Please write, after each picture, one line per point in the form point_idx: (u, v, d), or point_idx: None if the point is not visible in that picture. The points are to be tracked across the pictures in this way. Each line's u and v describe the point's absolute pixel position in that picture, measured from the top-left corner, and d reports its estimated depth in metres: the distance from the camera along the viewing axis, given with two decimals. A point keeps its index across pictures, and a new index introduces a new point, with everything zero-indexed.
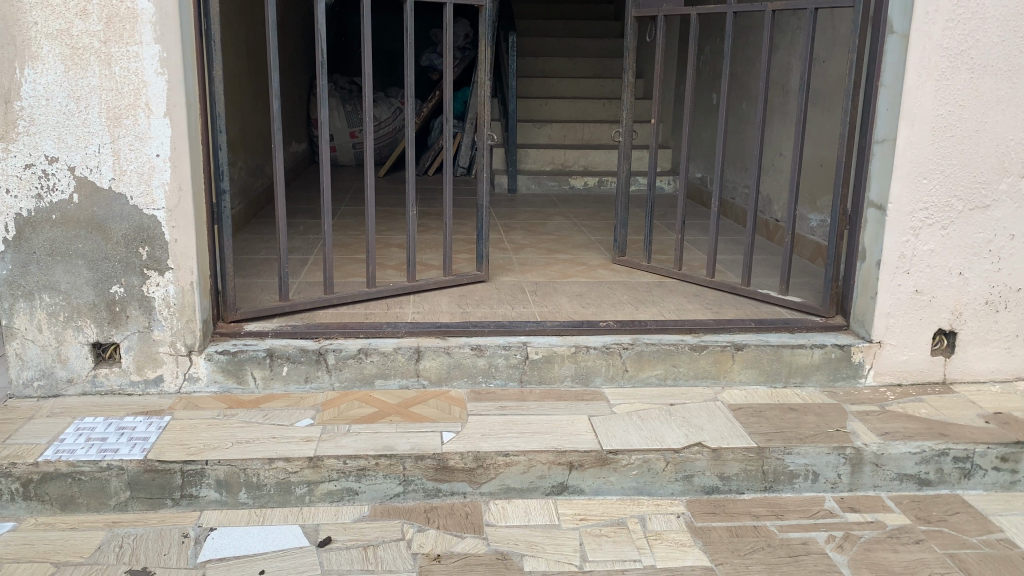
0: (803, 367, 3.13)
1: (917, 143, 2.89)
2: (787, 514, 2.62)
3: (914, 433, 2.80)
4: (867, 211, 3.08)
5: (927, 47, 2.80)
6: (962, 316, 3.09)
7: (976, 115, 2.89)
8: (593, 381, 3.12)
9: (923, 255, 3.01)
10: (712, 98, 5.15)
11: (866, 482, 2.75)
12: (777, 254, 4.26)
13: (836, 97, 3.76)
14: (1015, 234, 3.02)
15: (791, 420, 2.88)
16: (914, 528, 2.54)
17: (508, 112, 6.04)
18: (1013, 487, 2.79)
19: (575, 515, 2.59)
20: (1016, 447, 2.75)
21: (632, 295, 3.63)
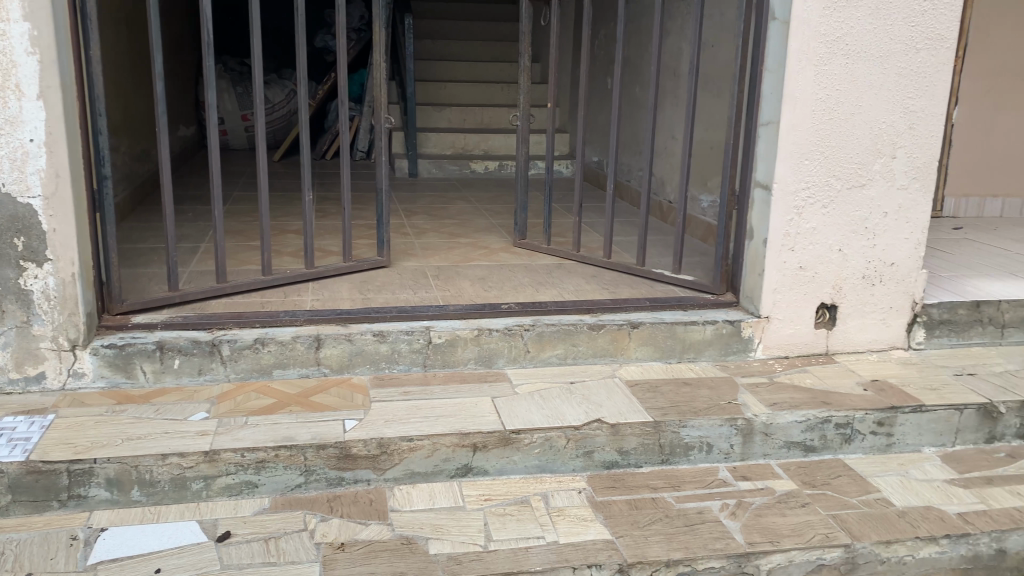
0: (696, 343, 3.24)
1: (799, 125, 3.02)
2: (683, 485, 2.72)
3: (800, 402, 2.94)
4: (755, 191, 3.21)
5: (806, 34, 2.93)
6: (842, 290, 3.26)
7: (851, 99, 3.04)
8: (496, 363, 3.14)
9: (806, 233, 3.15)
10: (607, 83, 5.23)
11: (757, 451, 2.88)
12: (670, 234, 4.38)
13: (723, 81, 3.88)
14: (888, 212, 3.20)
15: (686, 394, 2.99)
16: (800, 492, 2.68)
17: (406, 95, 5.97)
18: (889, 450, 2.96)
19: (480, 496, 2.61)
20: (891, 412, 2.92)
21: (533, 277, 3.67)
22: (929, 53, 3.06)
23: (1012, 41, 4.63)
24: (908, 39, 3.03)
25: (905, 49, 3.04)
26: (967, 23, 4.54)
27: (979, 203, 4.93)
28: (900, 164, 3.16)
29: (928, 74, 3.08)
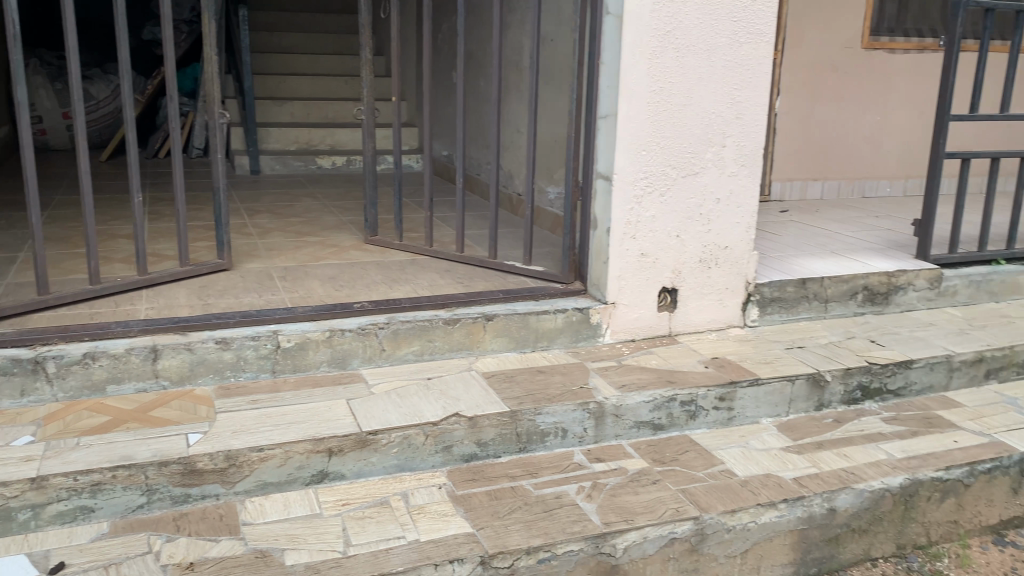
0: (548, 332, 3.30)
1: (635, 118, 3.13)
2: (540, 472, 2.76)
3: (647, 383, 3.05)
4: (597, 182, 3.30)
5: (638, 28, 3.03)
6: (682, 274, 3.40)
7: (683, 91, 3.18)
8: (350, 364, 3.08)
9: (646, 221, 3.27)
10: (451, 76, 5.23)
11: (609, 433, 2.97)
12: (520, 226, 4.43)
13: (563, 73, 3.97)
14: (720, 198, 3.37)
15: (540, 381, 3.04)
16: (651, 470, 2.78)
17: (244, 90, 5.73)
18: (730, 423, 3.12)
19: (337, 501, 2.55)
20: (730, 387, 3.07)
21: (385, 274, 3.62)
22: (751, 47, 3.24)
23: (823, 36, 4.98)
24: (732, 34, 3.19)
25: (729, 43, 3.20)
26: (784, 19, 4.84)
27: (802, 187, 5.27)
28: (729, 152, 3.33)
29: (750, 67, 3.26)
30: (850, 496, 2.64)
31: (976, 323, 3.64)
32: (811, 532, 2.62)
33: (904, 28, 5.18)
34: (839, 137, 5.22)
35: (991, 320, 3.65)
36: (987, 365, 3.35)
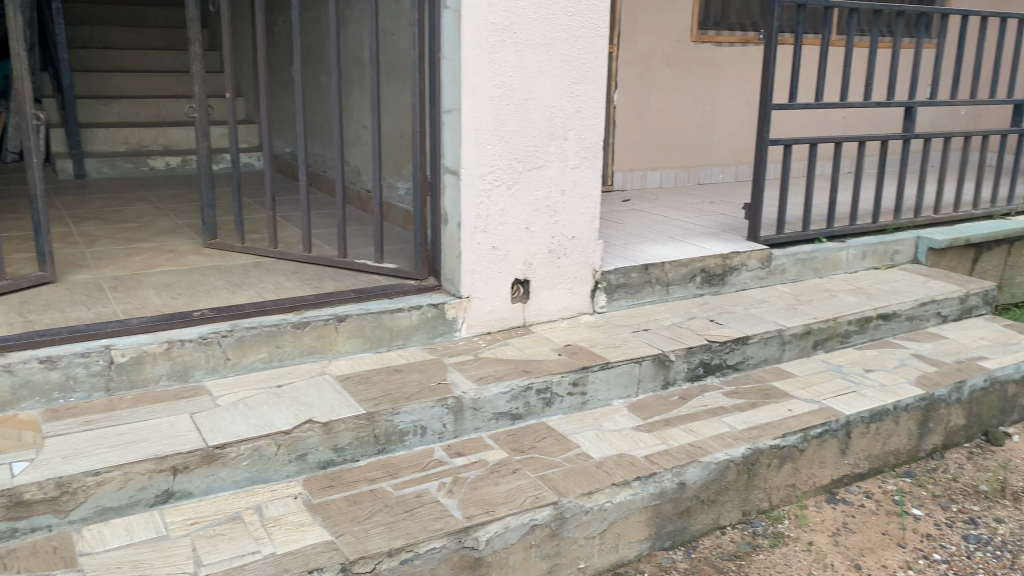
0: (402, 329, 3.27)
1: (479, 112, 3.13)
2: (400, 472, 2.73)
3: (503, 374, 3.07)
4: (445, 177, 3.29)
5: (477, 22, 3.04)
6: (533, 265, 3.44)
7: (524, 85, 3.21)
8: (193, 376, 2.93)
9: (496, 214, 3.28)
10: (290, 71, 5.06)
11: (468, 426, 2.97)
12: (369, 223, 4.36)
13: (404, 68, 3.93)
14: (565, 190, 3.44)
15: (396, 381, 3.00)
16: (511, 460, 2.80)
17: (62, 87, 5.33)
18: (584, 407, 3.19)
19: (185, 521, 2.42)
20: (583, 372, 3.15)
21: (228, 279, 3.46)
22: (586, 41, 3.32)
23: (655, 30, 5.18)
24: (568, 29, 3.26)
25: (566, 37, 3.26)
26: (618, 13, 5.01)
27: (643, 175, 5.46)
28: (571, 145, 3.40)
29: (586, 61, 3.34)
30: (698, 469, 2.75)
31: (803, 298, 3.88)
32: (663, 507, 2.72)
33: (728, 22, 5.49)
34: (674, 127, 5.46)
35: (816, 295, 3.92)
36: (814, 337, 3.59)
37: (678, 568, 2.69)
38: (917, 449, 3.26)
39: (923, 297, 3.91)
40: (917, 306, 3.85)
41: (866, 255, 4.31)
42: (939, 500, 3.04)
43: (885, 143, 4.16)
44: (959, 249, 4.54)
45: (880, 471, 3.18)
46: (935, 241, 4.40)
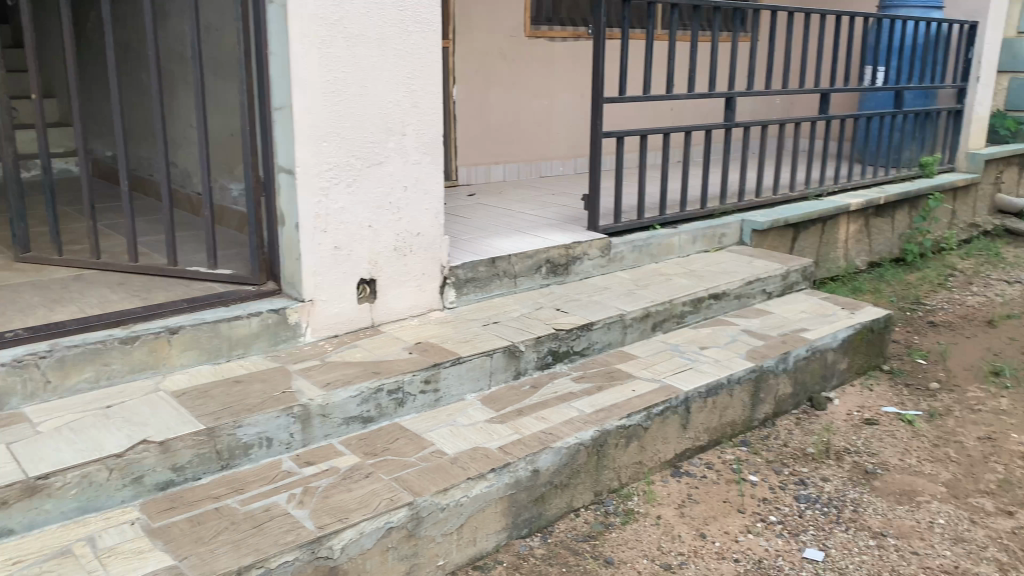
0: (243, 338, 3.13)
1: (311, 108, 3.04)
2: (247, 486, 2.61)
3: (352, 377, 2.98)
4: (279, 176, 3.18)
5: (304, 17, 2.95)
6: (378, 264, 3.38)
7: (357, 80, 3.15)
8: (8, 403, 2.68)
9: (336, 213, 3.20)
10: (106, 69, 4.74)
11: (318, 434, 2.87)
12: (201, 228, 4.15)
13: (229, 64, 3.76)
14: (406, 186, 3.40)
15: (238, 392, 2.87)
16: (363, 464, 2.73)
17: None
18: (438, 404, 3.13)
19: (6, 561, 2.21)
20: (434, 369, 3.08)
21: (44, 295, 3.19)
22: (419, 36, 3.29)
23: (489, 25, 5.24)
24: (400, 23, 3.22)
25: (398, 32, 3.22)
26: (452, 9, 5.02)
27: (486, 169, 5.49)
28: (410, 140, 3.37)
29: (421, 56, 3.32)
30: (550, 456, 2.80)
31: (642, 283, 4.03)
32: (518, 495, 2.75)
33: (559, 18, 5.63)
34: (513, 121, 5.53)
35: (653, 279, 4.07)
36: (653, 319, 3.74)
37: (536, 555, 2.73)
38: (750, 418, 3.46)
39: (750, 275, 4.16)
40: (744, 285, 4.09)
41: (698, 240, 4.54)
42: (772, 465, 3.25)
43: (709, 132, 4.38)
44: (780, 230, 4.86)
45: (719, 443, 3.36)
46: (758, 223, 4.69)
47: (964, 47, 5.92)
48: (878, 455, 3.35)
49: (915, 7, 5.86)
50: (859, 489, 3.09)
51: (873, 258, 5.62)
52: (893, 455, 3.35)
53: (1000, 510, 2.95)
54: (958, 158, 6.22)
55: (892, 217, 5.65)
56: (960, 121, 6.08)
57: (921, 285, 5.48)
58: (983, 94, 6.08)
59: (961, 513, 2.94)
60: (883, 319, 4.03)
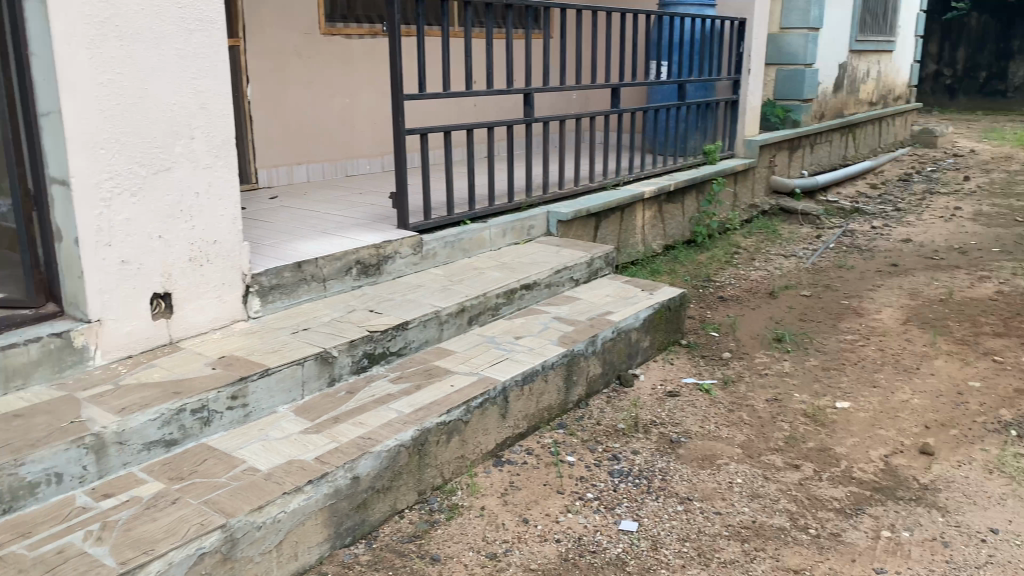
0: (21, 367, 2.83)
1: (84, 114, 2.81)
2: (35, 530, 2.37)
3: (151, 399, 2.78)
4: (52, 188, 2.91)
5: (68, 15, 2.71)
6: (172, 277, 3.18)
7: (135, 82, 2.94)
8: None
9: (120, 225, 2.98)
10: None
11: (114, 464, 2.66)
12: None
13: None
14: (199, 192, 3.23)
15: (17, 428, 2.59)
16: (169, 490, 2.56)
17: None
18: (248, 419, 2.99)
19: None
20: (241, 383, 2.94)
21: None
22: (202, 34, 3.12)
23: (282, 24, 5.09)
24: (179, 21, 3.04)
25: (178, 31, 3.04)
26: (240, 6, 4.83)
27: (288, 170, 5.31)
28: (199, 144, 3.19)
29: (205, 55, 3.15)
30: (370, 460, 2.73)
31: (454, 278, 4.05)
32: (339, 504, 2.67)
33: (355, 15, 5.56)
34: (314, 120, 5.39)
35: (465, 274, 4.11)
36: (468, 314, 3.76)
37: (361, 562, 2.67)
38: (565, 402, 3.58)
39: (557, 265, 4.29)
40: (553, 274, 4.22)
41: (507, 232, 4.63)
42: (586, 444, 3.38)
43: (510, 127, 4.47)
44: (583, 219, 5.06)
45: (537, 428, 3.45)
46: (562, 214, 4.86)
47: (735, 43, 6.42)
48: (681, 424, 3.57)
49: (691, 5, 6.29)
50: (666, 459, 3.28)
51: (669, 241, 5.98)
52: (695, 423, 3.59)
53: (788, 464, 3.24)
54: (737, 145, 6.75)
55: (683, 201, 6.04)
56: (736, 112, 6.60)
57: (711, 264, 5.90)
58: (754, 86, 6.63)
59: (756, 471, 3.19)
60: (678, 297, 4.30)
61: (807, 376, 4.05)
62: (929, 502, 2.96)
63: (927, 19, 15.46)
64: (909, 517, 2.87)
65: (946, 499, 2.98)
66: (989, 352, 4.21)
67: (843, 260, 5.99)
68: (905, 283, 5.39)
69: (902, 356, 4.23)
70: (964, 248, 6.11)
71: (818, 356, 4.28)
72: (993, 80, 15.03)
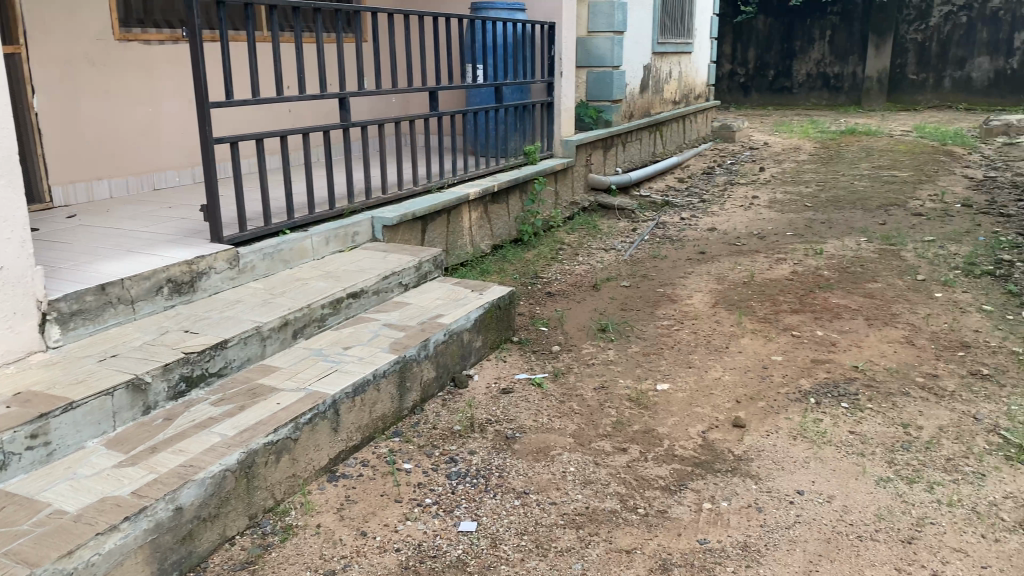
0: None
1: None
2: None
3: None
4: None
5: None
6: None
7: None
8: None
9: None
10: None
11: None
12: None
13: None
14: None
15: None
16: None
17: None
18: (52, 459, 2.73)
19: None
20: (41, 421, 2.66)
21: None
22: None
23: (69, 28, 4.73)
24: None
25: None
26: (19, 9, 4.44)
27: (87, 187, 4.92)
28: None
29: None
30: (193, 489, 2.58)
31: (277, 291, 3.91)
32: (162, 539, 2.49)
33: (152, 19, 5.26)
34: (112, 132, 5.04)
35: (288, 286, 3.97)
36: (293, 327, 3.65)
37: None
38: (399, 409, 3.55)
39: (384, 270, 4.24)
40: (380, 281, 4.17)
41: (330, 240, 4.53)
42: (423, 450, 3.37)
43: (326, 133, 4.37)
44: (408, 224, 5.04)
45: (372, 438, 3.40)
46: (386, 219, 4.81)
47: (547, 46, 6.61)
48: (515, 420, 3.64)
49: (501, 9, 6.40)
50: (502, 456, 3.33)
51: (496, 241, 6.08)
52: (528, 417, 3.66)
53: (616, 449, 3.37)
54: (555, 145, 6.95)
55: (507, 202, 6.15)
56: (553, 113, 6.80)
57: (537, 261, 6.05)
58: (567, 88, 6.86)
59: (587, 458, 3.30)
60: (507, 295, 4.37)
61: (630, 363, 4.24)
62: (744, 471, 3.18)
63: (720, 21, 16.58)
64: (726, 487, 3.07)
65: (758, 467, 3.21)
66: (788, 327, 4.58)
67: (657, 250, 6.32)
68: (713, 268, 5.76)
69: (713, 337, 4.51)
70: (762, 233, 6.61)
71: (639, 343, 4.49)
72: (780, 78, 16.36)
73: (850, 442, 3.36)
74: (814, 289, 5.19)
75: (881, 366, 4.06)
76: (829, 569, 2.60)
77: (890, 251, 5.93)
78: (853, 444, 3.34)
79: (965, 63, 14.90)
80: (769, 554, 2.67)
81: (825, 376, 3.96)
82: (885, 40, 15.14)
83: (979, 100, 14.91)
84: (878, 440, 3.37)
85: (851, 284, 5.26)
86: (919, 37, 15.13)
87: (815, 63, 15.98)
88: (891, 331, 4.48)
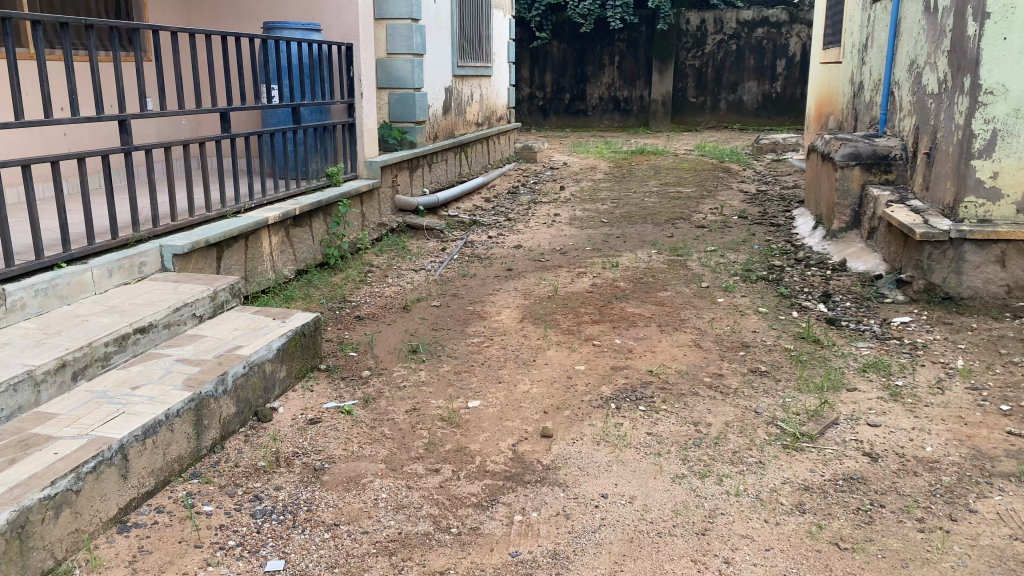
0: None
1: None
2: None
3: None
4: None
5: None
6: None
7: None
8: None
9: None
10: None
11: None
12: None
13: None
14: None
15: None
16: None
17: None
18: None
19: None
20: None
21: None
22: None
23: None
24: None
25: None
26: None
27: None
28: None
29: None
30: None
31: (51, 330, 3.57)
32: None
33: None
34: None
35: (65, 324, 3.65)
36: (71, 369, 3.35)
37: None
38: (197, 448, 3.35)
39: (175, 302, 4.00)
40: (170, 313, 3.93)
41: (114, 272, 4.21)
42: (225, 489, 3.19)
43: (105, 158, 4.05)
44: (202, 251, 4.79)
45: (167, 482, 3.18)
46: (177, 247, 4.54)
47: (345, 67, 6.55)
48: (323, 451, 3.53)
49: (295, 28, 6.39)
50: (310, 488, 3.22)
51: (300, 265, 5.90)
52: (337, 447, 3.57)
53: (429, 470, 3.36)
54: (359, 166, 6.88)
55: (309, 225, 6.00)
56: (355, 133, 6.73)
57: (345, 284, 5.94)
58: (368, 109, 6.81)
59: (399, 483, 3.27)
60: (312, 322, 4.26)
61: (441, 382, 4.25)
62: (552, 480, 3.27)
63: (516, 46, 17.02)
64: (536, 498, 3.14)
65: (565, 475, 3.31)
66: (589, 337, 4.79)
67: (466, 269, 6.42)
68: (519, 284, 5.92)
69: (520, 351, 4.62)
70: (564, 249, 6.88)
71: (449, 361, 4.52)
72: (575, 101, 17.10)
73: (647, 443, 3.55)
74: (612, 300, 5.46)
75: (673, 369, 4.32)
76: (632, 567, 2.72)
77: (678, 261, 6.35)
78: (650, 445, 3.53)
79: (736, 87, 16.36)
80: (577, 559, 2.76)
81: (624, 382, 4.17)
82: (667, 66, 16.28)
83: (751, 121, 16.45)
84: (672, 440, 3.58)
85: (645, 293, 5.58)
86: (696, 63, 16.41)
87: (606, 87, 16.87)
88: (681, 335, 4.79)
